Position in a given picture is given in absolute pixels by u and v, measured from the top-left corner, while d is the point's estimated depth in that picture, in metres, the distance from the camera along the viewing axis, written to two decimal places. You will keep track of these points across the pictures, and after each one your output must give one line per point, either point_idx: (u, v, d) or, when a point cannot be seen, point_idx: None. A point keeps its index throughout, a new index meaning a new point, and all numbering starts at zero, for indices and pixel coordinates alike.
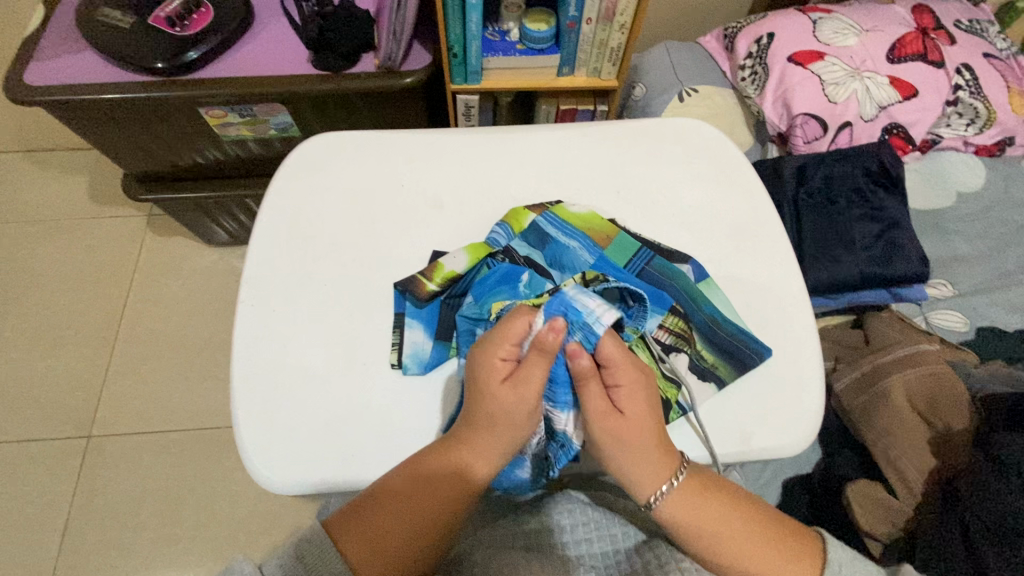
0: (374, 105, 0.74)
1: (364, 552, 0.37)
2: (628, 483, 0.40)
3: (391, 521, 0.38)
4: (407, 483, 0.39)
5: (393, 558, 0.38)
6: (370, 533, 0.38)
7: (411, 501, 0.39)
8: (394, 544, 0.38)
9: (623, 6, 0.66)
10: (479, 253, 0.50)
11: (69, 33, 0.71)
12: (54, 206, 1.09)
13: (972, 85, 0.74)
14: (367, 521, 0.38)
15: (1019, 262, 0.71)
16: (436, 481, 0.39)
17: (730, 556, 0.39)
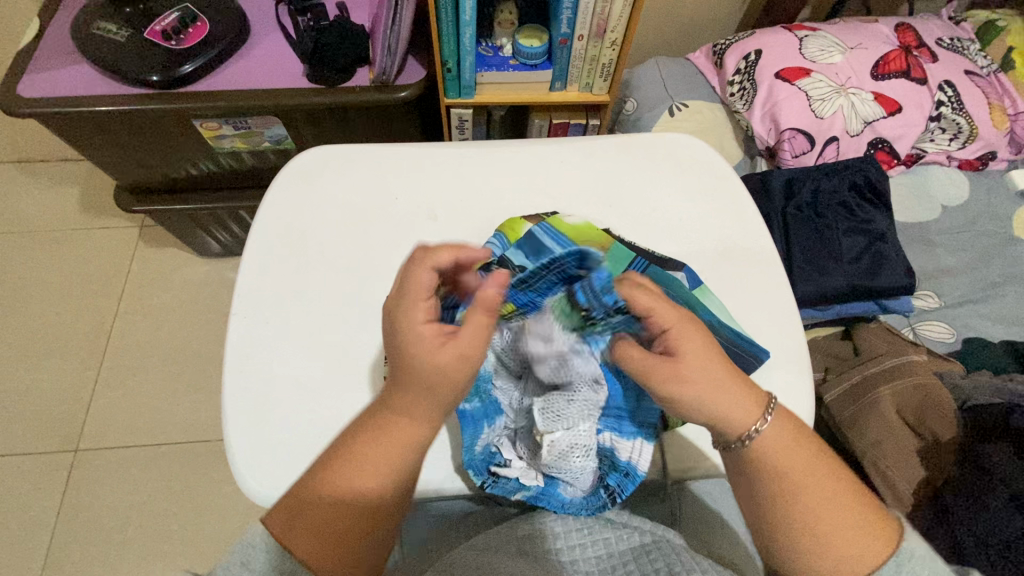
0: (369, 118, 0.74)
1: (310, 543, 0.35)
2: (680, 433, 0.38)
3: (333, 505, 0.36)
4: (345, 466, 0.36)
5: (318, 528, 0.35)
6: (311, 520, 0.35)
7: (351, 484, 0.36)
8: (342, 529, 0.36)
9: (613, 23, 0.67)
10: None
11: (63, 46, 0.71)
12: (45, 217, 1.08)
13: (954, 101, 0.77)
14: (308, 511, 0.36)
15: (1003, 274, 0.72)
16: (361, 446, 0.37)
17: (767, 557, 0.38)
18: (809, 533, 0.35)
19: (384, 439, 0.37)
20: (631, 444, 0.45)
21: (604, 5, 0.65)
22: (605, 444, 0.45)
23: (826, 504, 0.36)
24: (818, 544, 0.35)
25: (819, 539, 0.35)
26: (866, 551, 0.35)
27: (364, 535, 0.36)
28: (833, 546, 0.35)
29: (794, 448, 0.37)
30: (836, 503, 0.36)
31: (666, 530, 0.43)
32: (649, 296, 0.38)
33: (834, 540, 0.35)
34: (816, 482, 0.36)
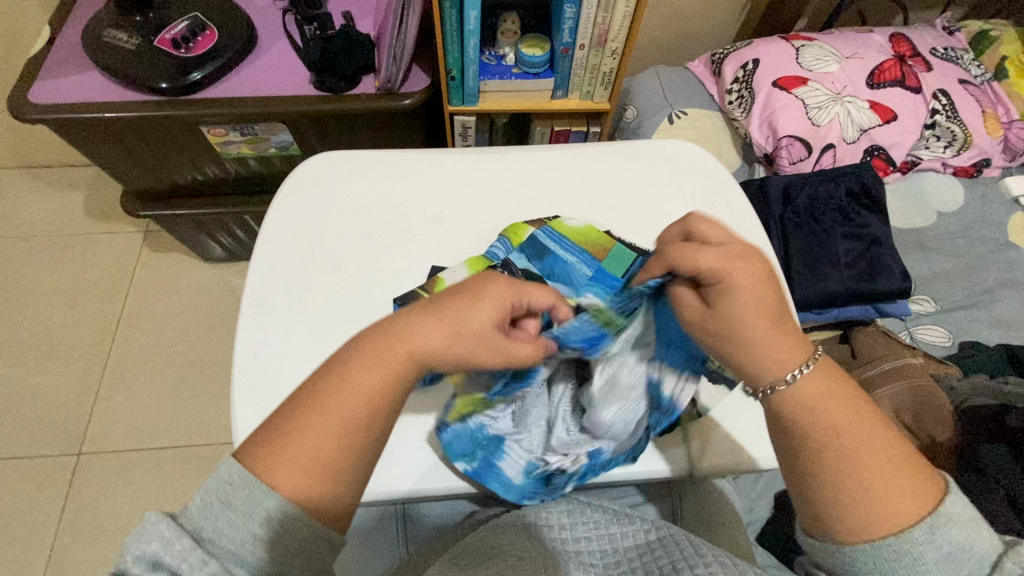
0: (374, 124, 0.76)
1: (290, 466, 0.32)
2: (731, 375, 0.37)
3: (316, 424, 0.33)
4: (330, 385, 0.34)
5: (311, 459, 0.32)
6: (290, 440, 0.33)
7: (335, 405, 0.34)
8: (325, 456, 0.33)
9: (615, 33, 0.69)
10: (478, 266, 0.51)
11: (74, 53, 0.72)
12: (51, 222, 1.09)
13: (948, 109, 0.78)
14: (289, 431, 0.33)
15: (998, 278, 0.74)
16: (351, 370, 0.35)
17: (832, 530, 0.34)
18: (835, 485, 0.33)
19: (371, 362, 0.35)
20: (675, 379, 0.41)
21: (605, 15, 0.67)
22: (651, 377, 0.41)
23: (854, 455, 0.33)
24: (844, 497, 0.33)
25: (847, 491, 0.33)
26: (898, 508, 0.32)
27: (346, 457, 0.33)
28: (861, 500, 0.33)
29: (825, 399, 0.35)
30: (867, 457, 0.33)
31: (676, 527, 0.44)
32: (713, 251, 0.36)
33: (864, 491, 0.33)
34: (846, 434, 0.34)
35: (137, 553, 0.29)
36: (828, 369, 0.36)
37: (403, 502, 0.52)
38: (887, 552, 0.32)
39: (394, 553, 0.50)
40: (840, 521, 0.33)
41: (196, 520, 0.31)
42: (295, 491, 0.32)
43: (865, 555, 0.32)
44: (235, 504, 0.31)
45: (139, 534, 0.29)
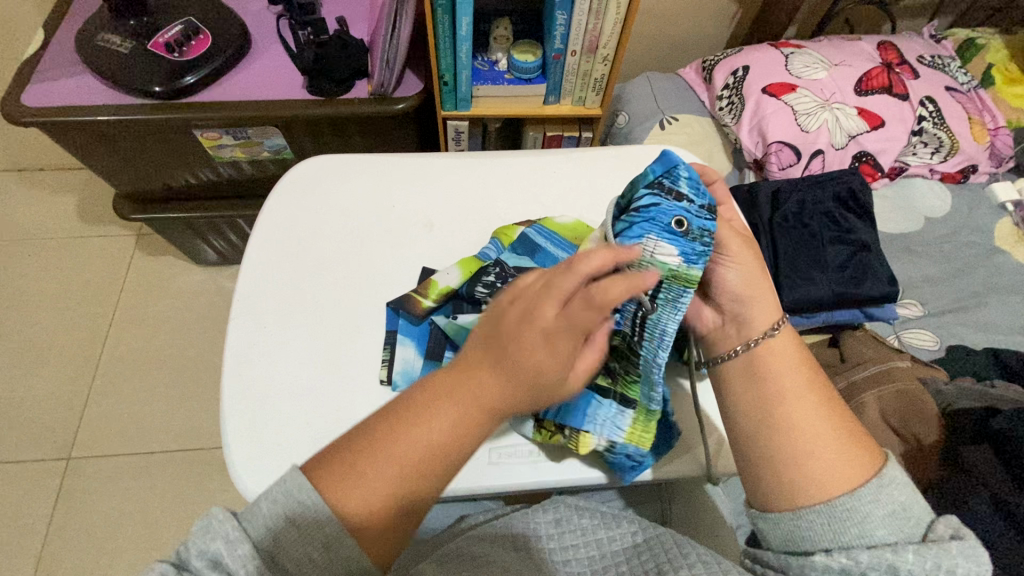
0: (367, 128, 0.76)
1: (360, 498, 0.30)
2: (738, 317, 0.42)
3: (381, 463, 0.30)
4: (405, 420, 0.31)
5: (368, 504, 0.30)
6: (362, 472, 0.30)
7: (412, 440, 0.30)
8: (377, 502, 0.30)
9: (606, 39, 0.69)
10: (471, 267, 0.52)
11: (67, 57, 0.72)
12: (42, 225, 1.09)
13: (935, 116, 0.79)
14: (361, 461, 0.30)
15: (984, 283, 0.75)
16: (437, 419, 0.31)
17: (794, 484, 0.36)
18: (792, 447, 0.37)
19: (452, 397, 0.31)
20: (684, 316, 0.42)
21: (596, 22, 0.67)
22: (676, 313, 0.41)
23: (808, 420, 0.37)
24: (797, 458, 0.36)
25: (802, 453, 0.36)
26: (846, 469, 0.36)
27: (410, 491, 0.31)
28: (812, 461, 0.36)
29: (786, 367, 0.39)
30: (819, 421, 0.37)
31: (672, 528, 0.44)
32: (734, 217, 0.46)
33: (815, 454, 0.36)
34: (803, 400, 0.38)
35: (201, 548, 0.29)
36: (797, 347, 0.41)
37: None
38: (838, 510, 0.35)
39: None
40: (794, 485, 0.36)
41: (261, 526, 0.30)
42: (358, 525, 0.30)
43: (819, 517, 0.35)
44: (298, 523, 0.30)
45: (204, 528, 0.30)
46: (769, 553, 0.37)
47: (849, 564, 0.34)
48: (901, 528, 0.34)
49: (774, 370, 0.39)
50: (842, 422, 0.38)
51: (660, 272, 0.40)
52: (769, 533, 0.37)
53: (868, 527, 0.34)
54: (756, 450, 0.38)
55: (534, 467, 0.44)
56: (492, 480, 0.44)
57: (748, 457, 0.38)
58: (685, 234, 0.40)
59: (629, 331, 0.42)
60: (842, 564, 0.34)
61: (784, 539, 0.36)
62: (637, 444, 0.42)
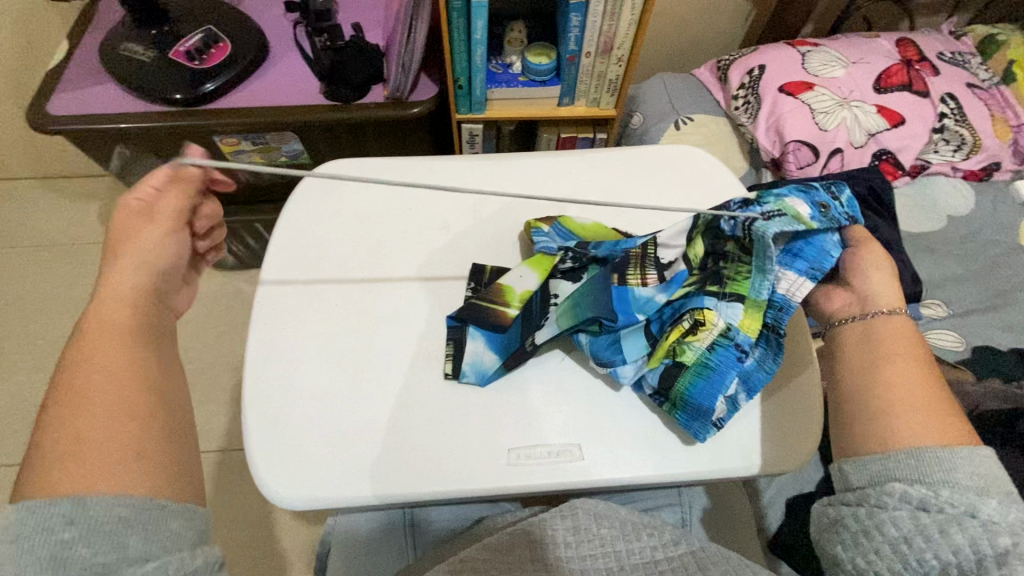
0: (382, 133, 0.77)
1: (92, 470, 0.34)
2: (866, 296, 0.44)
3: (91, 425, 0.36)
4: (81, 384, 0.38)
5: (101, 446, 0.35)
6: (79, 451, 0.35)
7: (95, 400, 0.37)
8: (117, 437, 0.36)
9: (620, 40, 0.69)
10: (545, 267, 0.51)
11: (91, 66, 0.74)
12: (64, 231, 1.11)
13: (957, 113, 0.78)
14: (75, 447, 0.35)
15: (1010, 282, 0.73)
16: (101, 362, 0.39)
17: (894, 429, 0.38)
18: (886, 394, 0.39)
19: (107, 346, 0.40)
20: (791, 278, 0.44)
21: (610, 23, 0.67)
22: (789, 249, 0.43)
23: (905, 375, 0.39)
24: (893, 406, 0.38)
25: (900, 401, 0.38)
26: (938, 429, 0.37)
27: (135, 426, 0.37)
28: (908, 411, 0.38)
29: (903, 339, 0.41)
30: (922, 383, 0.39)
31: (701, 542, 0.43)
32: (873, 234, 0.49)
33: (913, 407, 0.38)
34: (907, 364, 0.40)
35: None
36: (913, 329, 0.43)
37: (410, 507, 0.53)
38: (928, 456, 0.36)
39: (400, 558, 0.51)
40: (891, 429, 0.38)
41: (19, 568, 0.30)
42: (89, 484, 0.33)
43: (908, 458, 0.36)
44: (31, 535, 0.31)
45: None
46: (849, 493, 0.38)
47: (927, 498, 0.34)
48: (990, 486, 0.35)
49: (890, 338, 0.42)
50: (939, 395, 0.39)
51: (786, 210, 0.42)
52: (854, 475, 0.38)
53: (957, 477, 0.35)
54: (856, 394, 0.40)
55: (553, 469, 0.44)
56: (509, 483, 0.43)
57: (853, 404, 0.40)
58: (824, 210, 0.43)
59: (741, 238, 0.42)
60: (919, 499, 0.34)
61: (872, 478, 0.37)
62: (750, 332, 0.44)
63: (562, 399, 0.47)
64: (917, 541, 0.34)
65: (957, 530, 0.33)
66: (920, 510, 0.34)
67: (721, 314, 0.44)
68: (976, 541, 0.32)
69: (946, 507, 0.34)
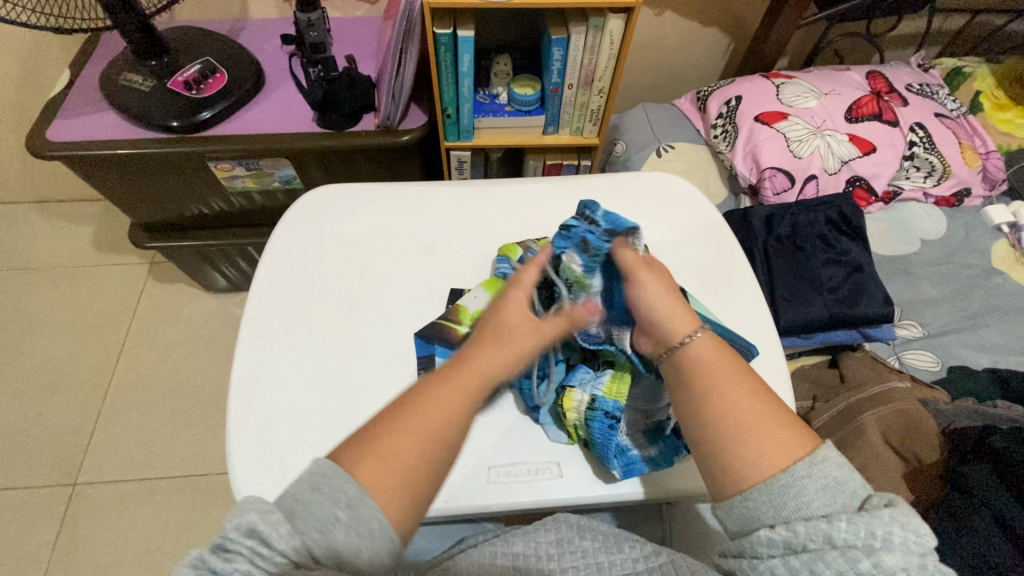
0: (374, 159, 0.79)
1: (379, 481, 0.32)
2: (660, 328, 0.43)
3: (400, 440, 0.33)
4: (410, 405, 0.35)
5: (414, 486, 0.33)
6: (381, 448, 0.33)
7: (422, 417, 0.34)
8: (406, 470, 0.33)
9: (601, 74, 0.72)
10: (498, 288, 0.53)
11: (91, 95, 0.77)
12: (60, 253, 1.12)
13: (926, 141, 0.82)
14: (387, 448, 0.33)
15: (982, 303, 0.75)
16: (443, 399, 0.35)
17: (742, 466, 0.36)
18: (727, 428, 0.37)
19: (458, 392, 0.36)
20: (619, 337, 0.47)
21: (591, 57, 0.70)
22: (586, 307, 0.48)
23: (732, 396, 0.38)
24: (729, 442, 0.37)
25: (738, 438, 0.36)
26: (777, 447, 0.36)
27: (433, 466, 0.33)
28: (751, 439, 0.36)
29: (714, 358, 0.40)
30: (755, 412, 0.37)
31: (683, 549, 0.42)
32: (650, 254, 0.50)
33: (744, 439, 0.36)
34: (731, 385, 0.38)
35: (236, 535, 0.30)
36: (721, 342, 0.41)
37: None
38: (776, 487, 0.34)
39: None
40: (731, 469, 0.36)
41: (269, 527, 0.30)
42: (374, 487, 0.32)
43: (760, 494, 0.35)
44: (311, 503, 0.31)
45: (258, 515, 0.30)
46: (733, 543, 0.36)
47: (791, 537, 0.33)
48: (837, 501, 0.34)
49: (707, 370, 0.40)
50: (768, 403, 0.38)
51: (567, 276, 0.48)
52: (727, 519, 0.36)
53: (806, 501, 0.34)
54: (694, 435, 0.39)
55: (532, 485, 0.45)
56: (491, 500, 0.44)
57: (696, 446, 0.39)
58: (587, 252, 0.49)
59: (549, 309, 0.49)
60: (783, 538, 0.34)
61: (742, 523, 0.35)
62: (616, 398, 0.46)
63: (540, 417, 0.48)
64: None
65: (824, 566, 0.32)
66: (789, 552, 0.33)
67: (581, 391, 0.46)
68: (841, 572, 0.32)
69: (809, 542, 0.33)
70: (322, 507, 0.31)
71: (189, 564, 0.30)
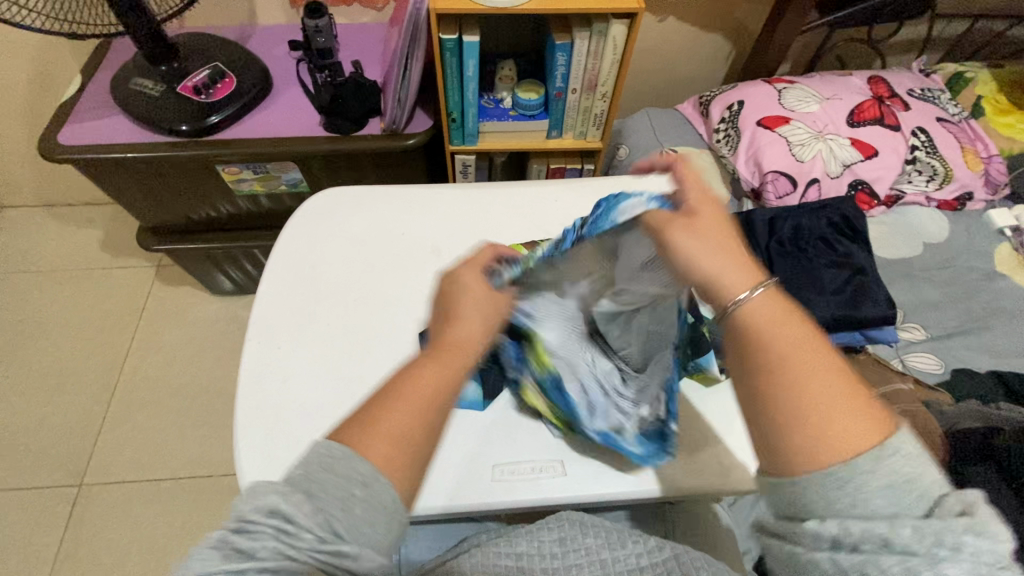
0: (380, 162, 0.80)
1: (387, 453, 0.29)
2: (704, 285, 0.33)
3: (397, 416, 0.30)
4: (400, 385, 0.32)
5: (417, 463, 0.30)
6: (391, 424, 0.30)
7: (414, 395, 0.31)
8: (409, 447, 0.30)
9: (604, 78, 0.73)
10: None
11: (102, 99, 0.78)
12: (69, 256, 1.13)
13: (928, 145, 0.82)
14: (396, 422, 0.30)
15: (985, 306, 0.75)
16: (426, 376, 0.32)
17: (805, 454, 0.28)
18: (793, 407, 0.28)
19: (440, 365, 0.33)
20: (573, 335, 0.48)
21: (594, 63, 0.71)
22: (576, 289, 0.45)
23: (804, 369, 0.29)
24: (797, 427, 0.28)
25: (807, 422, 0.28)
26: (852, 436, 0.28)
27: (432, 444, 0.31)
28: (820, 424, 0.28)
29: (782, 321, 0.30)
30: (828, 387, 0.28)
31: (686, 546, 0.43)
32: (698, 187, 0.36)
33: (815, 424, 0.28)
34: (802, 354, 0.29)
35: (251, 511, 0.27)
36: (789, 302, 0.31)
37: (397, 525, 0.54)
38: (835, 482, 0.27)
39: None
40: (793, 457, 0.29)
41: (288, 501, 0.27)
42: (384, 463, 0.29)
43: (817, 489, 0.28)
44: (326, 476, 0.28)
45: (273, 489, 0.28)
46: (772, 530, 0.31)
47: (841, 535, 0.27)
48: (905, 501, 0.27)
49: (767, 332, 0.30)
50: (846, 381, 0.29)
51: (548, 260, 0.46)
52: (770, 501, 0.30)
53: (867, 498, 0.27)
54: (749, 409, 0.30)
55: (535, 483, 0.45)
56: (494, 498, 0.44)
57: (750, 418, 0.30)
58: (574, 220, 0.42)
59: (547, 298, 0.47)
60: (832, 536, 0.28)
61: (786, 510, 0.29)
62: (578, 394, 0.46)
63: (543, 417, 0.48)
64: None
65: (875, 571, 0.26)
66: (837, 552, 0.28)
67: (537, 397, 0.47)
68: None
69: (861, 544, 0.27)
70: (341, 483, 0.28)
71: (210, 544, 0.27)
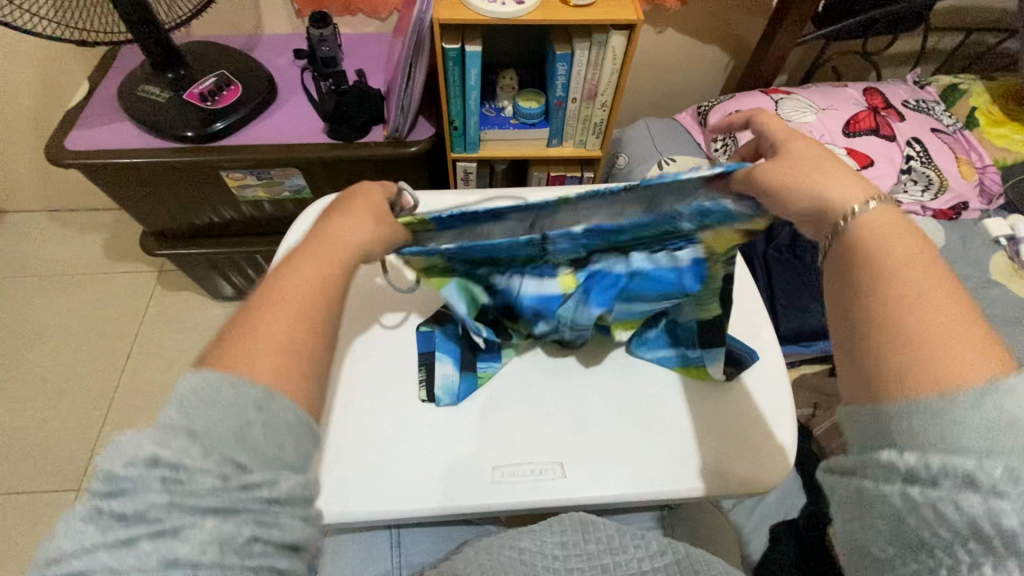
0: (382, 170, 0.81)
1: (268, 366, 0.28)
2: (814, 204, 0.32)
3: (270, 321, 0.29)
4: (271, 291, 0.30)
5: (298, 363, 0.29)
6: (264, 340, 0.28)
7: (287, 297, 0.30)
8: (286, 343, 0.29)
9: (603, 87, 0.74)
10: None
11: (109, 106, 0.79)
12: (71, 261, 1.14)
13: (923, 156, 0.83)
14: (261, 336, 0.29)
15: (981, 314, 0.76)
16: (298, 273, 0.31)
17: (910, 371, 0.25)
18: (896, 319, 0.26)
19: (315, 262, 0.32)
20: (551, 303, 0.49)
21: (594, 72, 0.73)
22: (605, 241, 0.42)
23: (913, 284, 0.27)
24: (890, 328, 0.26)
25: (923, 335, 0.25)
26: (973, 359, 0.25)
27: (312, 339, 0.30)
28: (934, 340, 0.25)
29: (892, 237, 0.29)
30: (943, 303, 0.26)
31: (687, 548, 0.44)
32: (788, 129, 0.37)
33: (934, 336, 0.25)
34: (915, 271, 0.27)
35: (124, 466, 0.24)
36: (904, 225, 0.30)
37: (397, 528, 0.54)
38: (929, 403, 0.24)
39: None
40: (883, 363, 0.26)
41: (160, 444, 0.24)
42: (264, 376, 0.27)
43: (909, 409, 0.24)
44: (207, 412, 0.26)
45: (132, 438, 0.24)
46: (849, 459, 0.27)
47: (916, 467, 0.23)
48: (1005, 441, 0.22)
49: (879, 245, 0.29)
50: (962, 307, 0.26)
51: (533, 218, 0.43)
52: (850, 425, 0.27)
53: (954, 429, 0.23)
54: (840, 325, 0.29)
55: (536, 484, 0.46)
56: (494, 500, 0.45)
57: (845, 339, 0.28)
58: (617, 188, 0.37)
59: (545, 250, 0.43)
60: (908, 469, 0.24)
61: (867, 433, 0.26)
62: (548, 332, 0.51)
63: (545, 421, 0.49)
64: (905, 523, 0.24)
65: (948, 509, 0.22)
66: (908, 484, 0.24)
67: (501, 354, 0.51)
68: (974, 519, 0.22)
69: (938, 479, 0.23)
70: (225, 417, 0.26)
71: (80, 521, 0.23)
